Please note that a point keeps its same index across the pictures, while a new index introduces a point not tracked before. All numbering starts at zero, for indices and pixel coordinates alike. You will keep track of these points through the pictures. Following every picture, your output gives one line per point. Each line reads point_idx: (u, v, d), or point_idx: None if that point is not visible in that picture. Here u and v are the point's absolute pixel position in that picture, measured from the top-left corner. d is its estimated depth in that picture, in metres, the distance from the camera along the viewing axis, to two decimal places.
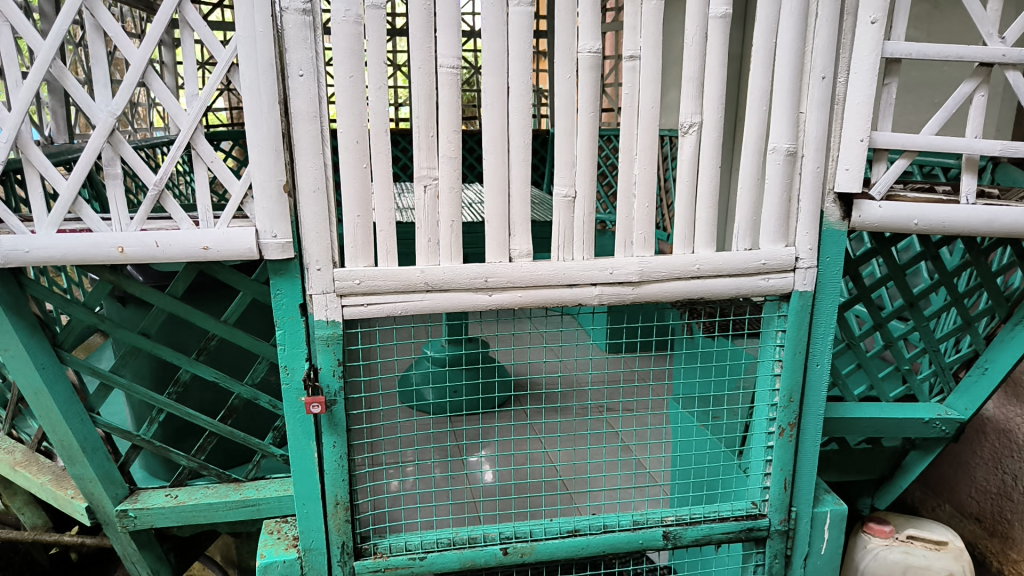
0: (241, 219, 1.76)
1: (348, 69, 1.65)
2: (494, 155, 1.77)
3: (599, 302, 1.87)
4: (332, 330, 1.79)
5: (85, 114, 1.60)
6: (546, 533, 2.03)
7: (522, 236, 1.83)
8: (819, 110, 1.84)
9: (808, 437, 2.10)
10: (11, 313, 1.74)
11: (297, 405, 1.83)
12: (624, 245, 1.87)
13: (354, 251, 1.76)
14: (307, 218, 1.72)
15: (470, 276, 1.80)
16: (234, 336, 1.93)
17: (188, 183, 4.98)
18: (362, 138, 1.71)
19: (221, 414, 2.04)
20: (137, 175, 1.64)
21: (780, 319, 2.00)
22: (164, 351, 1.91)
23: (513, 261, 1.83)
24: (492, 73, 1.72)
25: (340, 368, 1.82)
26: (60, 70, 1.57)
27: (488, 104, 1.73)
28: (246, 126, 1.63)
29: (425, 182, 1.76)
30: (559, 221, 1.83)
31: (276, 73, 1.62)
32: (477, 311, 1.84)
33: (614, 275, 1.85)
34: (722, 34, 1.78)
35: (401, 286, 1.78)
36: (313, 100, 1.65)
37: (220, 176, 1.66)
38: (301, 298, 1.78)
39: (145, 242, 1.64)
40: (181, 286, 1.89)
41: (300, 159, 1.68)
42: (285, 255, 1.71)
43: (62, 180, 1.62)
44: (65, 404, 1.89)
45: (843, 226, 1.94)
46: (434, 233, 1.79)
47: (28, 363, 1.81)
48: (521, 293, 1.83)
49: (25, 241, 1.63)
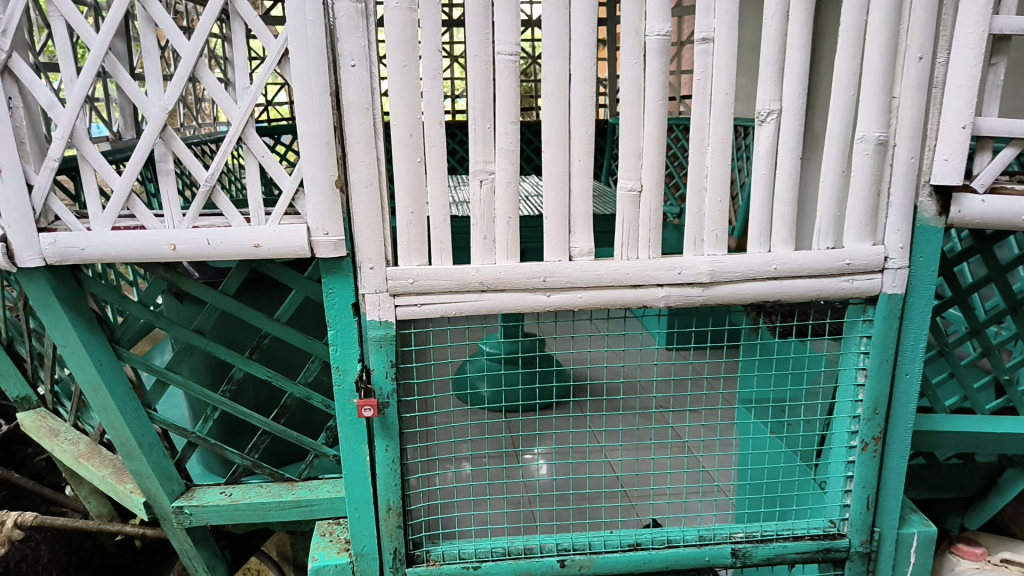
0: (293, 215, 1.71)
1: (402, 59, 1.58)
2: (554, 146, 1.66)
3: (666, 305, 1.75)
4: (385, 330, 1.72)
5: (138, 109, 1.57)
6: (606, 546, 1.93)
7: (583, 233, 1.72)
8: (914, 94, 1.67)
9: (894, 452, 1.92)
10: (68, 309, 1.75)
11: (349, 408, 1.78)
12: (694, 244, 1.74)
13: (408, 249, 1.69)
14: (360, 214, 1.65)
15: (529, 276, 1.70)
16: (288, 334, 1.89)
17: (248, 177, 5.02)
18: (416, 130, 1.63)
19: (274, 413, 2.01)
20: (189, 170, 1.61)
21: (865, 324, 1.84)
22: (218, 349, 1.89)
23: (574, 260, 1.72)
24: (553, 60, 1.61)
25: (393, 370, 1.75)
26: (113, 64, 1.54)
27: (548, 93, 1.63)
28: (297, 118, 1.57)
29: (481, 176, 1.67)
30: (623, 217, 1.71)
31: (327, 65, 1.55)
32: (535, 312, 1.74)
33: (683, 275, 1.73)
34: (805, 14, 1.62)
35: (455, 286, 1.70)
36: (366, 92, 1.59)
37: (272, 171, 1.61)
38: (354, 298, 1.72)
39: (197, 239, 1.62)
40: (235, 282, 1.86)
41: (352, 153, 1.62)
42: (337, 253, 1.65)
43: (117, 177, 1.60)
44: (123, 400, 1.89)
45: (939, 222, 1.76)
46: (490, 230, 1.70)
47: (85, 359, 1.81)
48: (582, 295, 1.73)
49: (81, 238, 1.62)
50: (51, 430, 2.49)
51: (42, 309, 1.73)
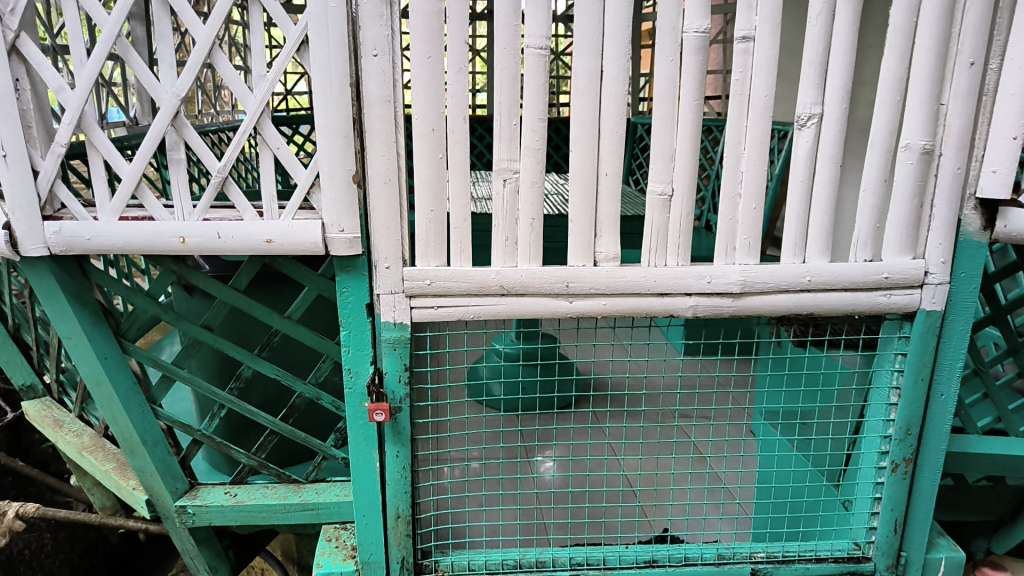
0: (307, 210, 1.64)
1: (426, 50, 1.50)
2: (583, 145, 1.58)
3: (694, 315, 1.68)
4: (400, 332, 1.65)
5: (149, 94, 1.50)
6: (621, 562, 1.86)
7: (610, 237, 1.64)
8: (964, 102, 1.58)
9: (926, 474, 1.84)
10: (73, 301, 1.69)
11: (360, 412, 1.71)
12: (725, 252, 1.66)
13: (426, 249, 1.62)
14: (377, 211, 1.58)
15: (552, 280, 1.63)
16: (299, 333, 1.83)
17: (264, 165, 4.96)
18: (439, 125, 1.55)
19: (283, 412, 1.95)
20: (201, 160, 1.54)
21: (900, 341, 1.76)
22: (227, 346, 1.82)
23: (599, 265, 1.65)
24: (584, 56, 1.53)
25: (407, 374, 1.68)
26: (125, 48, 1.48)
27: (578, 90, 1.55)
28: (315, 110, 1.50)
29: (505, 174, 1.60)
30: (652, 222, 1.63)
31: (348, 54, 1.48)
32: (557, 318, 1.67)
33: (713, 284, 1.65)
34: (853, 14, 1.54)
35: (475, 289, 1.63)
36: (387, 84, 1.51)
37: (287, 163, 1.54)
38: (368, 298, 1.65)
39: (207, 233, 1.55)
40: (246, 278, 1.79)
41: (371, 147, 1.55)
42: (353, 251, 1.58)
43: (126, 165, 1.54)
44: (127, 395, 1.83)
45: (983, 236, 1.67)
46: (513, 232, 1.63)
47: (90, 352, 1.75)
48: (606, 302, 1.66)
49: (88, 228, 1.56)
50: (55, 421, 2.44)
51: (46, 300, 1.67)
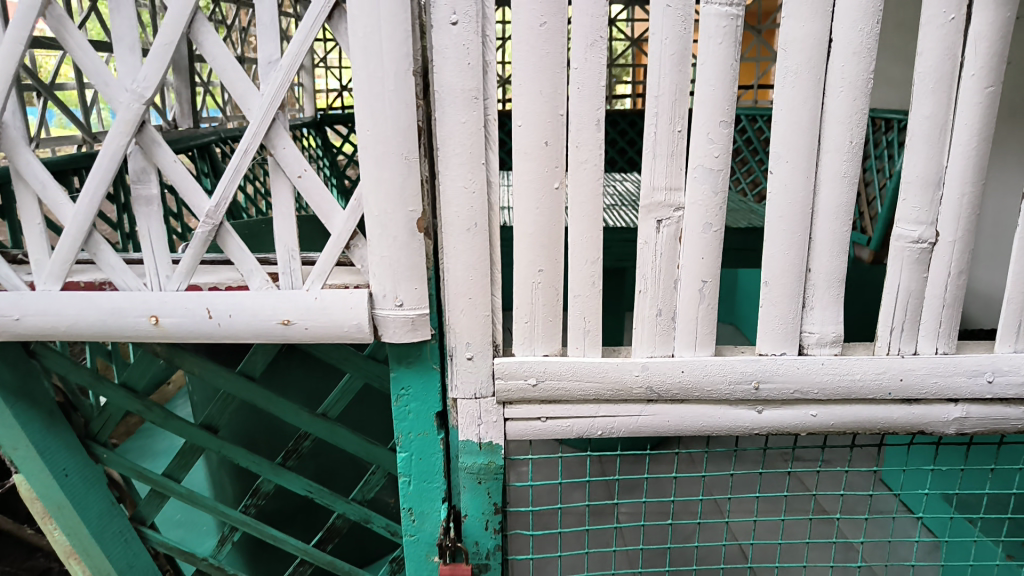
0: (348, 269, 1.06)
1: (537, 11, 0.90)
2: (791, 164, 0.95)
3: (958, 432, 1.06)
4: (489, 458, 1.07)
5: (101, 95, 0.95)
6: None
7: (828, 309, 1.01)
8: None
9: None
10: (12, 402, 1.15)
11: (427, 569, 1.15)
12: (1015, 334, 1.02)
13: (529, 330, 1.03)
14: (453, 272, 1.00)
15: (733, 378, 1.03)
16: (338, 438, 1.26)
17: (321, 170, 4.42)
18: (556, 134, 0.95)
19: (318, 538, 1.39)
20: (184, 198, 0.99)
21: None
22: (238, 455, 1.28)
23: (805, 354, 1.03)
24: (804, 15, 0.90)
25: (497, 518, 1.10)
26: (59, 18, 0.93)
27: (789, 73, 0.93)
28: (358, 115, 0.92)
29: (660, 214, 0.98)
30: (899, 287, 1.00)
31: (411, 23, 0.90)
32: (741, 433, 1.07)
33: (995, 386, 1.03)
34: None
35: (608, 391, 1.04)
36: (472, 72, 0.93)
37: (315, 202, 0.97)
38: (440, 404, 1.06)
39: (195, 310, 1.00)
40: (260, 361, 1.24)
41: (447, 174, 0.96)
42: (417, 335, 1.00)
43: (71, 206, 1.00)
44: (99, 522, 1.30)
45: None
46: (669, 303, 1.02)
47: (43, 471, 1.21)
48: (814, 412, 1.05)
49: (16, 300, 1.02)
50: None
51: None
